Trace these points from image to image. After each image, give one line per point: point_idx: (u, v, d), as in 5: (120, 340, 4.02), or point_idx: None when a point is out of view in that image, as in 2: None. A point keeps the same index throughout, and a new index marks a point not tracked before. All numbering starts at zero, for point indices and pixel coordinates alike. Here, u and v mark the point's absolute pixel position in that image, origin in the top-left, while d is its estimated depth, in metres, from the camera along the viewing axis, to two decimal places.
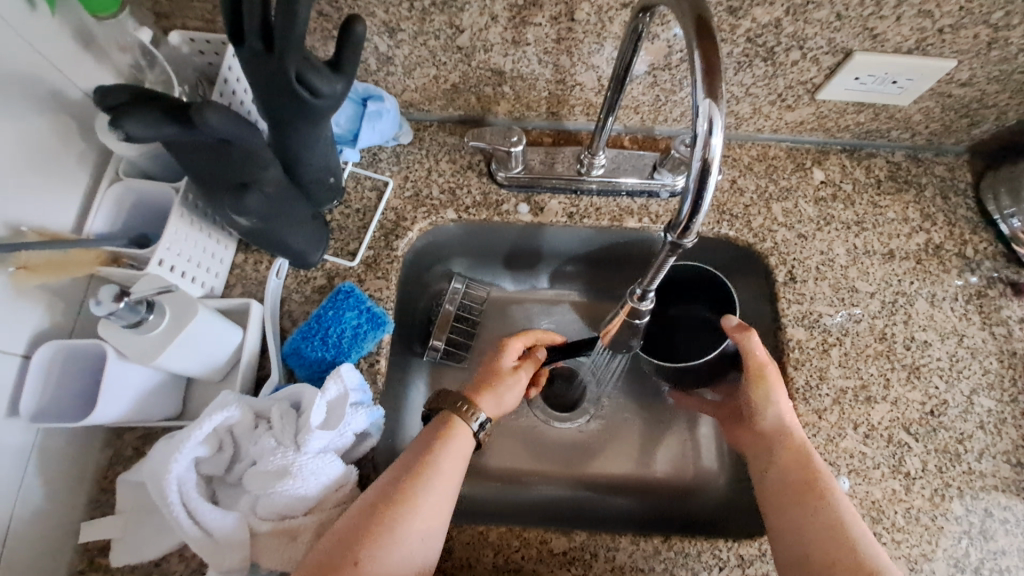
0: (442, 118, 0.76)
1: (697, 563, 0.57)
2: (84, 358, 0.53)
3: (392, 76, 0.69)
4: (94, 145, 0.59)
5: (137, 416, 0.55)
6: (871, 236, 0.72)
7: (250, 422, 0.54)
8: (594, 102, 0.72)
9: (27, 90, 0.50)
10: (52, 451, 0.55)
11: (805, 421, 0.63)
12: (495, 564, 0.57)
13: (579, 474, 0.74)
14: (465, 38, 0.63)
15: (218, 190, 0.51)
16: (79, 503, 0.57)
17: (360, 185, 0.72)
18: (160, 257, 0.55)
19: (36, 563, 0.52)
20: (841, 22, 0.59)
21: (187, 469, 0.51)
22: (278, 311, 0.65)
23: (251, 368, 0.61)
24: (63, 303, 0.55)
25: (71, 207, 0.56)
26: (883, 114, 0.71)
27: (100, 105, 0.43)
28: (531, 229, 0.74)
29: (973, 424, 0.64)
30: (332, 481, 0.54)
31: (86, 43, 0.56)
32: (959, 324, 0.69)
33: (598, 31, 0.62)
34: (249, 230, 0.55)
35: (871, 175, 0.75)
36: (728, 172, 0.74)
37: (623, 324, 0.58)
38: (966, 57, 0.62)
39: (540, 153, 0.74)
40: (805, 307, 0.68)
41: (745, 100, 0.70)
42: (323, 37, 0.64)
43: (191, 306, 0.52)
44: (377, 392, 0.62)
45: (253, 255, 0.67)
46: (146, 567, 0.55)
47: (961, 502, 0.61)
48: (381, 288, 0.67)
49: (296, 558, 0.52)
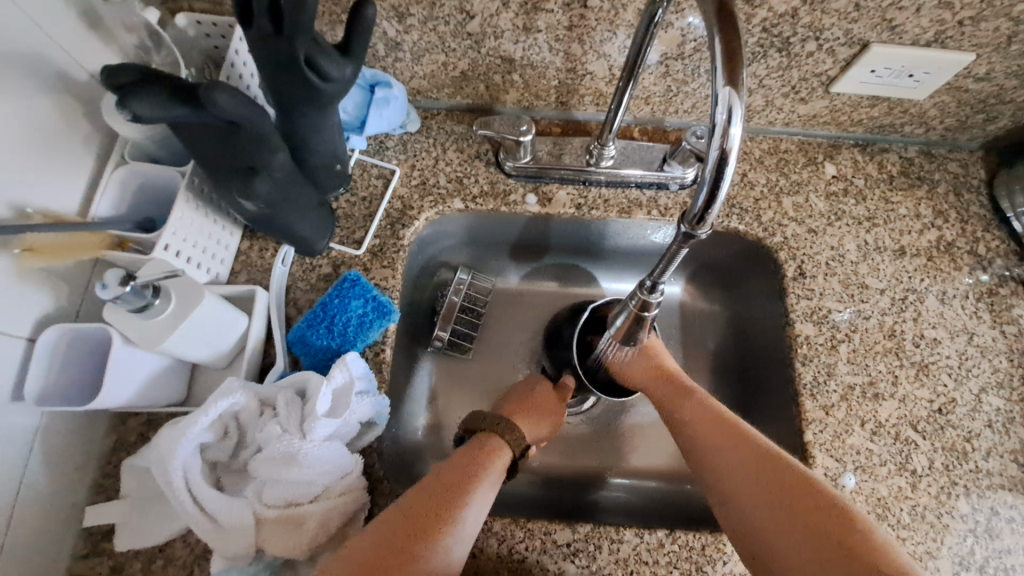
0: (450, 106, 0.75)
1: (700, 557, 0.57)
2: (88, 341, 0.53)
3: (401, 63, 0.68)
4: (100, 127, 0.58)
5: (142, 400, 0.55)
6: (883, 232, 0.71)
7: (255, 409, 0.54)
8: (605, 92, 0.71)
9: (32, 69, 0.50)
10: (56, 436, 0.54)
11: (812, 417, 0.63)
12: (499, 555, 0.57)
13: (583, 465, 0.74)
14: (476, 24, 0.62)
15: (225, 174, 0.50)
16: (82, 487, 0.57)
17: (367, 173, 0.71)
18: (166, 242, 0.54)
19: (39, 546, 0.52)
20: (859, 13, 0.58)
21: (191, 454, 0.50)
22: (283, 298, 0.65)
23: (255, 355, 0.61)
24: (68, 287, 0.55)
25: (77, 190, 0.56)
26: (897, 109, 0.70)
27: (108, 85, 0.42)
28: (539, 220, 0.73)
29: (981, 423, 0.64)
30: (337, 469, 0.54)
31: (92, 24, 0.56)
32: (969, 322, 0.68)
33: (612, 18, 0.61)
34: (255, 216, 0.55)
35: (883, 170, 0.74)
36: (739, 165, 0.74)
37: (635, 319, 0.58)
38: (984, 51, 0.61)
39: (548, 144, 0.73)
40: (814, 303, 0.68)
41: (758, 91, 0.69)
42: (332, 21, 0.63)
43: (197, 292, 0.52)
44: (382, 382, 0.62)
45: (259, 241, 0.67)
46: (149, 553, 0.55)
47: (967, 500, 0.61)
48: (387, 277, 0.66)
49: (302, 545, 0.51)
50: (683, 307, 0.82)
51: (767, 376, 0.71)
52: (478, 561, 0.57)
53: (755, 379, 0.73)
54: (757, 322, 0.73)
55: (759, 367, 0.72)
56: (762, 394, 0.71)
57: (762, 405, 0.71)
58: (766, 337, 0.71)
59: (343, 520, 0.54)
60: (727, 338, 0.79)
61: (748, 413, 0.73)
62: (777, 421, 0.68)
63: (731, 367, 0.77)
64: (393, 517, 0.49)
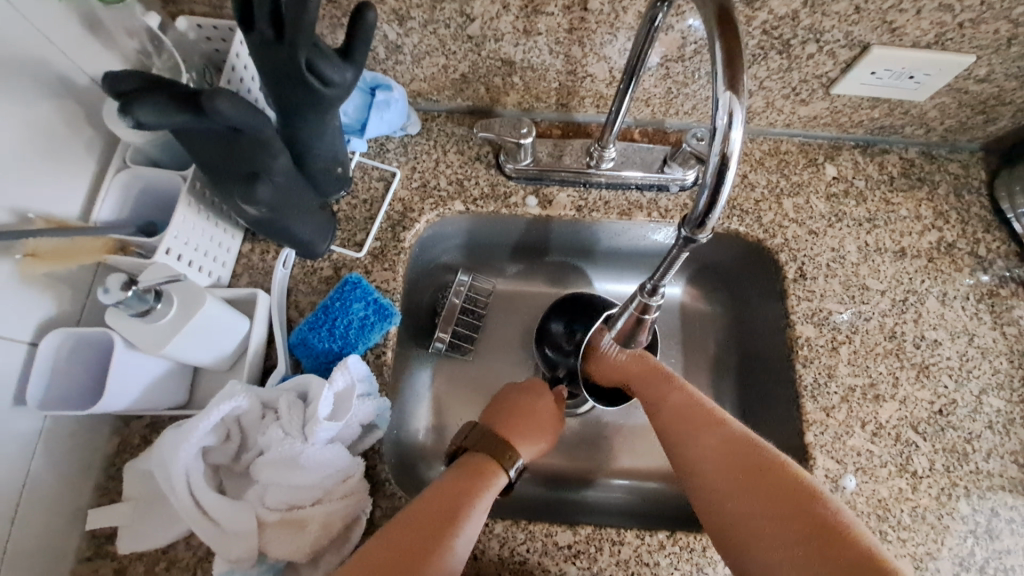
0: (450, 108, 0.75)
1: (702, 559, 0.57)
2: (90, 344, 0.53)
3: (401, 66, 0.68)
4: (101, 131, 0.58)
5: (143, 403, 0.55)
6: (883, 233, 0.71)
7: (257, 413, 0.54)
8: (605, 94, 0.71)
9: (33, 74, 0.50)
10: (59, 439, 0.55)
11: (813, 419, 0.63)
12: (501, 557, 0.57)
13: (583, 466, 0.74)
14: (476, 27, 0.62)
15: (225, 178, 0.50)
16: (86, 490, 0.57)
17: (367, 175, 0.71)
18: (168, 246, 0.54)
19: (43, 549, 0.53)
20: (860, 15, 0.58)
21: (194, 458, 0.51)
22: (284, 301, 0.65)
23: (257, 358, 0.61)
24: (70, 291, 0.55)
25: (78, 194, 0.56)
26: (898, 110, 0.70)
27: (110, 92, 0.42)
28: (539, 222, 0.73)
29: (982, 424, 0.64)
30: (338, 472, 0.54)
31: (93, 29, 0.56)
32: (969, 324, 0.68)
33: (612, 21, 0.61)
34: (257, 219, 0.55)
35: (884, 171, 0.74)
36: (739, 167, 0.74)
37: (635, 322, 0.58)
38: (985, 52, 0.61)
39: (549, 146, 0.73)
40: (815, 304, 0.68)
41: (759, 93, 0.69)
42: (332, 24, 0.63)
43: (199, 296, 0.52)
44: (383, 384, 0.62)
45: (260, 245, 0.67)
46: (153, 556, 0.55)
47: (968, 501, 0.61)
48: (388, 280, 0.66)
49: (304, 549, 0.51)
50: (684, 308, 0.82)
51: (767, 377, 0.71)
52: (479, 563, 0.57)
53: (756, 381, 0.73)
54: (758, 323, 0.73)
55: (760, 369, 0.72)
56: (763, 395, 0.71)
57: (762, 406, 0.71)
58: (766, 338, 0.71)
59: (346, 522, 0.53)
60: (728, 339, 0.79)
61: (750, 415, 0.73)
62: (777, 423, 0.68)
63: (732, 368, 0.77)
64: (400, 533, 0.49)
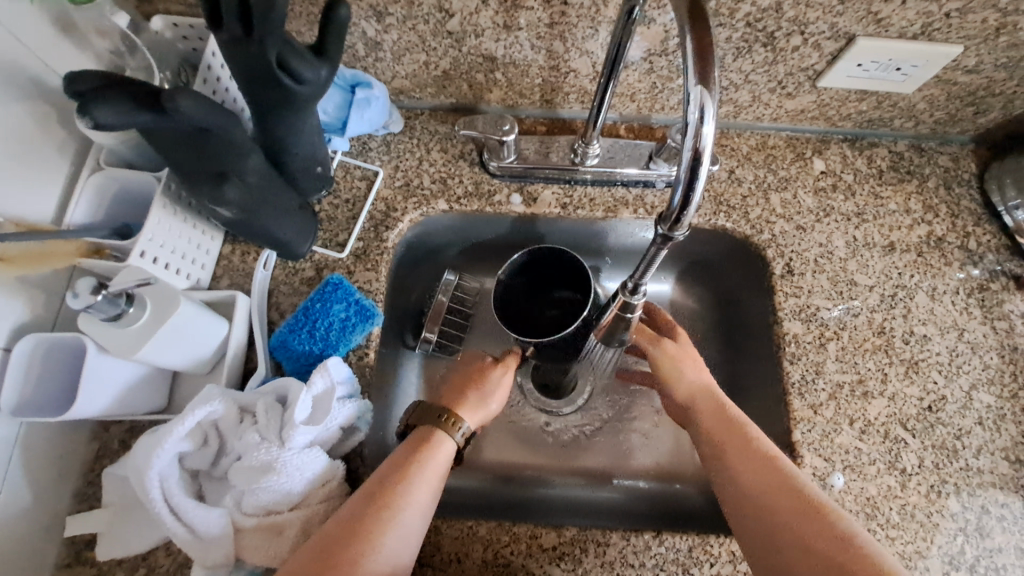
0: (433, 106, 0.75)
1: (687, 560, 0.57)
2: (64, 350, 0.52)
3: (381, 63, 0.67)
4: (74, 132, 0.57)
5: (121, 408, 0.54)
6: (872, 228, 0.70)
7: (234, 417, 0.53)
8: (589, 89, 0.70)
9: (3, 76, 0.49)
10: (36, 446, 0.54)
11: (801, 416, 0.62)
12: (484, 559, 0.57)
13: (571, 467, 0.74)
14: (455, 23, 0.61)
15: (195, 180, 0.49)
16: (65, 496, 0.57)
17: (350, 174, 0.71)
18: (142, 248, 0.54)
19: (20, 557, 0.52)
20: (844, 6, 0.57)
21: (168, 464, 0.50)
22: (266, 302, 0.64)
23: (238, 361, 0.60)
24: (44, 295, 0.54)
25: (52, 197, 0.55)
26: (886, 102, 0.69)
27: (68, 91, 0.41)
28: (525, 219, 0.72)
29: (971, 420, 0.63)
30: (317, 476, 0.53)
31: (65, 29, 0.55)
32: (959, 319, 0.67)
33: (593, 15, 0.60)
34: (231, 222, 0.54)
35: (873, 165, 0.74)
36: (726, 162, 0.73)
37: (617, 320, 0.57)
38: (972, 43, 0.60)
39: (534, 143, 0.72)
40: (802, 301, 0.67)
41: (744, 87, 0.68)
42: (309, 21, 0.62)
43: (172, 300, 0.51)
44: (365, 386, 0.61)
45: (241, 246, 0.66)
46: (133, 562, 0.55)
47: (958, 499, 0.60)
48: (370, 280, 0.66)
49: (281, 554, 0.51)
50: (673, 305, 0.81)
51: (755, 375, 0.70)
52: (462, 566, 0.56)
53: (744, 378, 0.72)
54: (745, 321, 0.73)
55: (749, 367, 0.71)
56: (751, 392, 0.70)
57: (751, 404, 0.70)
58: (754, 335, 0.71)
59: None
60: (717, 334, 0.78)
61: None
62: (765, 422, 0.67)
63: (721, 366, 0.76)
64: (347, 513, 0.48)
